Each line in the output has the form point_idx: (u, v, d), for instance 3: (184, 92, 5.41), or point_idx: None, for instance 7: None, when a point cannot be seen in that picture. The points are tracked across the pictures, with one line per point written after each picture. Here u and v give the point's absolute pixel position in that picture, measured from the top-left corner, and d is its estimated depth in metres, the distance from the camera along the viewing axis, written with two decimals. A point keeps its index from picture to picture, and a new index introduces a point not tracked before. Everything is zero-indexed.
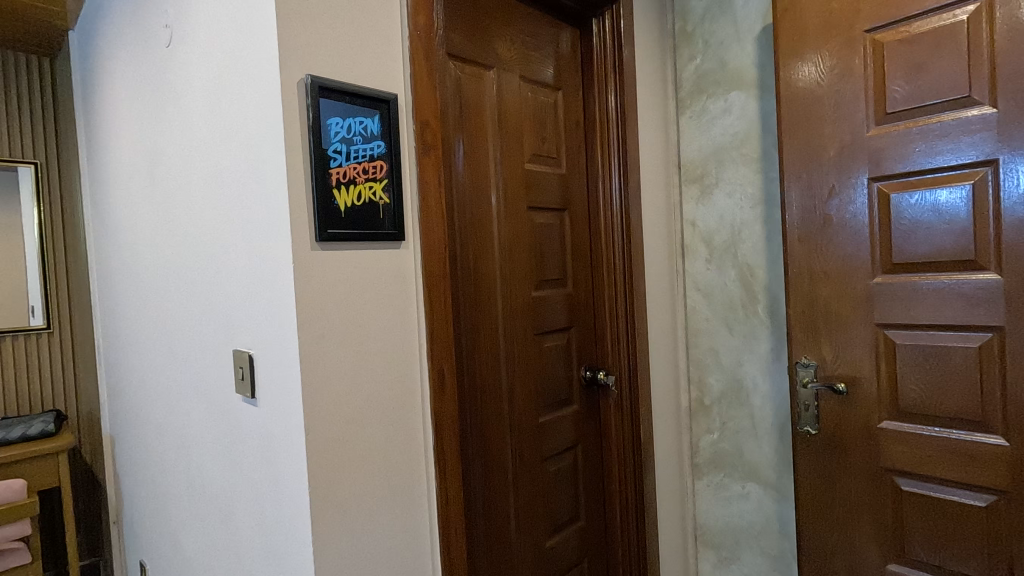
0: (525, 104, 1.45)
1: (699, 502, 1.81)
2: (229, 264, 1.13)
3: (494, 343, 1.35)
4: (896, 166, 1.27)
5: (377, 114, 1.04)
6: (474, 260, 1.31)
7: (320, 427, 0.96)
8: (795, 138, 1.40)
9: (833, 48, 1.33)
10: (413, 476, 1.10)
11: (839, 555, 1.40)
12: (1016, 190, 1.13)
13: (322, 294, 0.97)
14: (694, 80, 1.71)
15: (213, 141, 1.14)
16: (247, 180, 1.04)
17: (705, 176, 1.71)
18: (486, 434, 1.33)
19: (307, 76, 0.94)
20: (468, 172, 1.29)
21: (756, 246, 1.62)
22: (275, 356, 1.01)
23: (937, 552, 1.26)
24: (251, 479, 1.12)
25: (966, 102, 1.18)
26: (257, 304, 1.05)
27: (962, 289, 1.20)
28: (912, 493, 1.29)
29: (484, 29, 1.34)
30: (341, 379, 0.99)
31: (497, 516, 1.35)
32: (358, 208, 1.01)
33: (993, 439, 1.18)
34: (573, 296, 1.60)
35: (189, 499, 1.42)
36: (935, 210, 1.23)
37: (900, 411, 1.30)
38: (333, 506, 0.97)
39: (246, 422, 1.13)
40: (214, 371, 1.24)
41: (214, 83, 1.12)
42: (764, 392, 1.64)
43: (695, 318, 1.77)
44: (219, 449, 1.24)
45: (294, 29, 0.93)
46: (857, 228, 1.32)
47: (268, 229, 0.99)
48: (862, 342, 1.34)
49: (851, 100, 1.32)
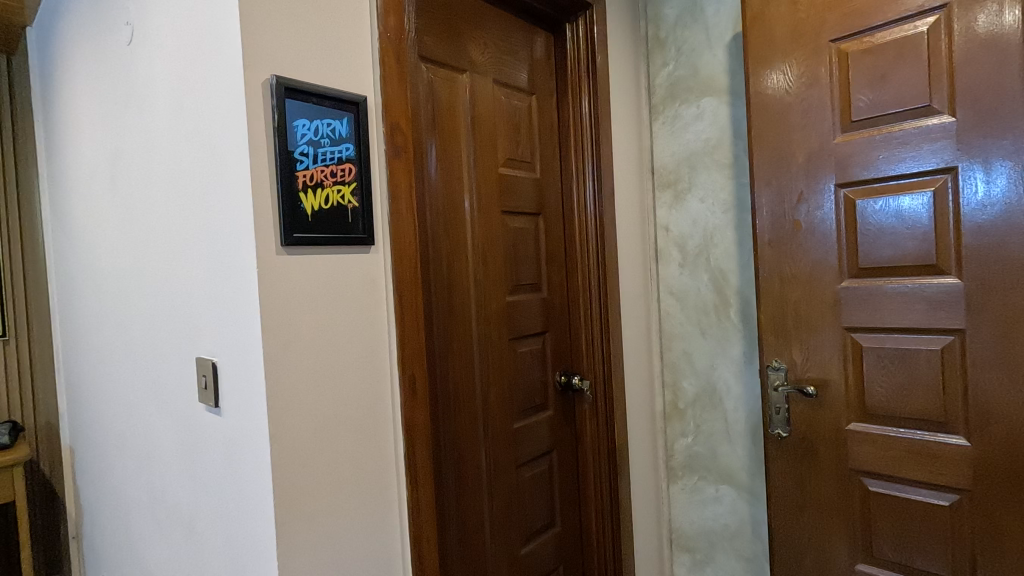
0: (499, 109, 1.45)
1: (674, 505, 1.81)
2: (192, 270, 1.09)
3: (468, 347, 1.34)
4: (862, 173, 1.30)
5: (345, 116, 1.02)
6: (448, 264, 1.29)
7: (287, 436, 0.94)
8: (765, 144, 1.42)
9: (800, 57, 1.36)
10: (385, 485, 1.08)
11: (810, 556, 1.42)
12: (975, 197, 1.17)
13: (288, 300, 0.94)
14: (666, 86, 1.73)
15: (176, 141, 1.11)
16: (211, 182, 1.01)
17: (678, 181, 1.72)
18: (460, 440, 1.32)
19: (273, 76, 0.92)
20: (441, 176, 1.28)
21: (728, 251, 1.64)
22: (239, 364, 0.98)
23: (904, 552, 1.29)
24: (216, 491, 1.08)
25: (926, 111, 1.21)
26: (221, 311, 1.02)
27: (925, 293, 1.23)
28: (879, 493, 1.31)
29: (458, 32, 1.33)
30: (308, 387, 0.96)
31: (471, 523, 1.34)
32: (325, 212, 0.99)
33: (955, 439, 1.21)
34: (549, 301, 1.60)
35: (150, 512, 1.37)
36: (899, 216, 1.26)
37: (867, 413, 1.32)
38: (300, 518, 0.95)
39: (210, 432, 1.09)
40: (176, 378, 1.20)
41: (177, 82, 1.08)
42: (737, 395, 1.65)
43: (669, 323, 1.78)
44: (182, 461, 1.20)
45: (259, 28, 0.91)
46: (825, 233, 1.35)
47: (232, 234, 0.96)
48: (831, 344, 1.36)
49: (818, 107, 1.34)
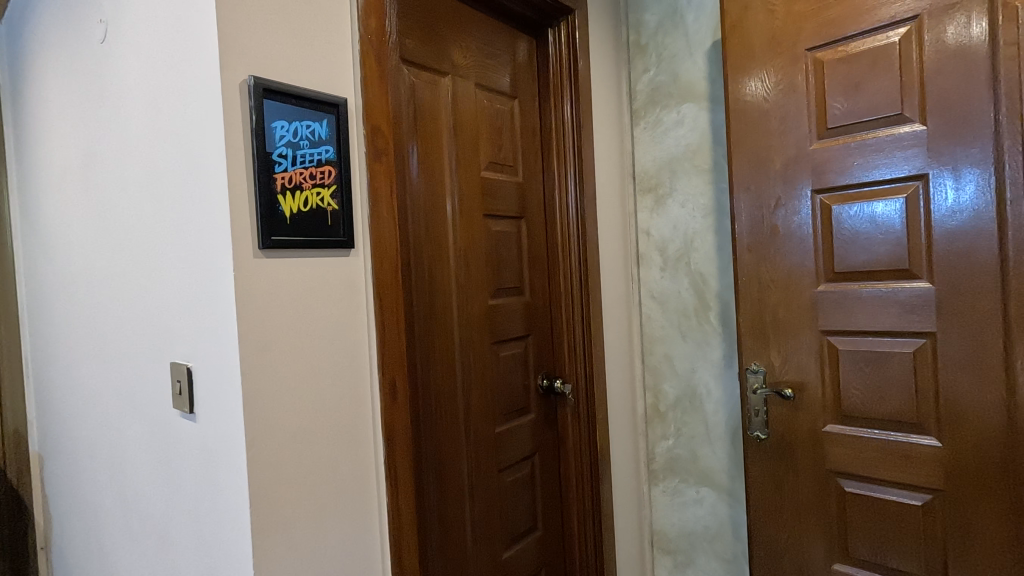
0: (481, 113, 1.44)
1: (656, 508, 1.82)
2: (167, 273, 1.07)
3: (450, 351, 1.34)
4: (837, 179, 1.32)
5: (325, 118, 1.01)
6: (429, 268, 1.29)
7: (264, 443, 0.92)
8: (744, 149, 1.44)
9: (777, 64, 1.38)
10: (364, 491, 1.07)
11: (788, 556, 1.43)
12: (945, 203, 1.20)
13: (265, 305, 0.93)
14: (647, 92, 1.75)
15: (150, 142, 1.08)
16: (186, 183, 0.99)
17: (659, 186, 1.74)
18: (441, 445, 1.31)
19: (251, 77, 0.91)
20: (422, 179, 1.28)
21: (707, 255, 1.66)
22: (214, 369, 0.96)
23: (879, 551, 1.31)
24: (190, 499, 1.06)
25: (899, 119, 1.24)
26: (196, 315, 1.00)
27: (898, 297, 1.26)
28: (855, 493, 1.34)
29: (440, 35, 1.33)
30: (286, 392, 0.95)
31: (453, 528, 1.33)
32: (304, 214, 0.98)
33: (928, 440, 1.24)
34: (531, 304, 1.59)
35: (122, 521, 1.33)
36: (873, 221, 1.28)
37: (843, 415, 1.35)
38: (278, 526, 0.93)
39: (185, 439, 1.07)
40: (149, 384, 1.17)
41: (151, 81, 1.06)
42: (717, 398, 1.67)
43: (651, 326, 1.79)
44: (156, 468, 1.17)
45: (237, 27, 0.90)
46: (801, 238, 1.37)
47: (208, 236, 0.94)
48: (808, 348, 1.38)
49: (795, 114, 1.36)
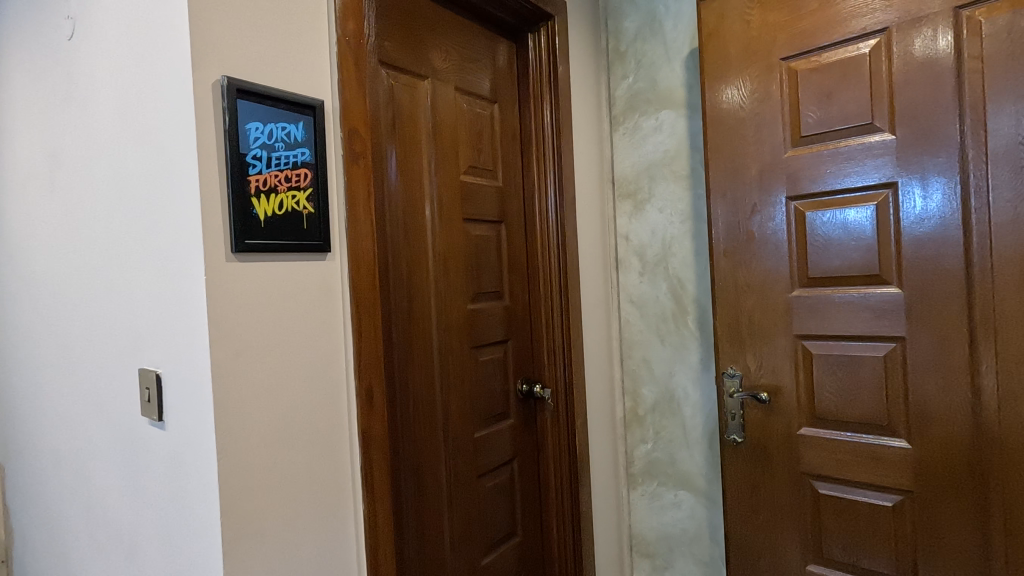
0: (461, 116, 1.44)
1: (635, 511, 1.83)
2: (136, 278, 1.04)
3: (428, 356, 1.32)
4: (811, 186, 1.35)
5: (301, 120, 1.00)
6: (408, 272, 1.28)
7: (236, 451, 0.90)
8: (721, 156, 1.46)
9: (753, 73, 1.41)
10: (340, 499, 1.05)
11: (764, 558, 1.45)
12: (913, 211, 1.23)
13: (238, 310, 0.91)
14: (626, 98, 1.76)
15: (119, 142, 1.05)
16: (156, 185, 0.96)
17: (638, 192, 1.75)
18: (419, 452, 1.29)
19: (224, 77, 0.89)
20: (401, 182, 1.27)
21: (685, 260, 1.67)
22: (184, 376, 0.94)
23: (852, 552, 1.33)
24: (159, 510, 1.03)
25: (869, 128, 1.27)
26: (166, 320, 0.97)
27: (869, 302, 1.28)
28: (828, 495, 1.36)
29: (419, 38, 1.32)
30: (259, 399, 0.93)
31: (431, 535, 1.31)
32: (279, 217, 0.96)
33: (898, 442, 1.27)
34: (510, 309, 1.59)
35: (87, 532, 1.29)
36: (845, 228, 1.31)
37: (817, 418, 1.37)
38: (250, 537, 0.91)
39: (153, 447, 1.04)
40: (117, 391, 1.14)
41: (121, 80, 1.03)
42: (695, 402, 1.68)
43: (630, 330, 1.80)
44: (123, 477, 1.13)
45: (210, 26, 0.88)
46: (776, 244, 1.39)
47: (179, 239, 0.92)
48: (783, 352, 1.40)
49: (770, 122, 1.39)
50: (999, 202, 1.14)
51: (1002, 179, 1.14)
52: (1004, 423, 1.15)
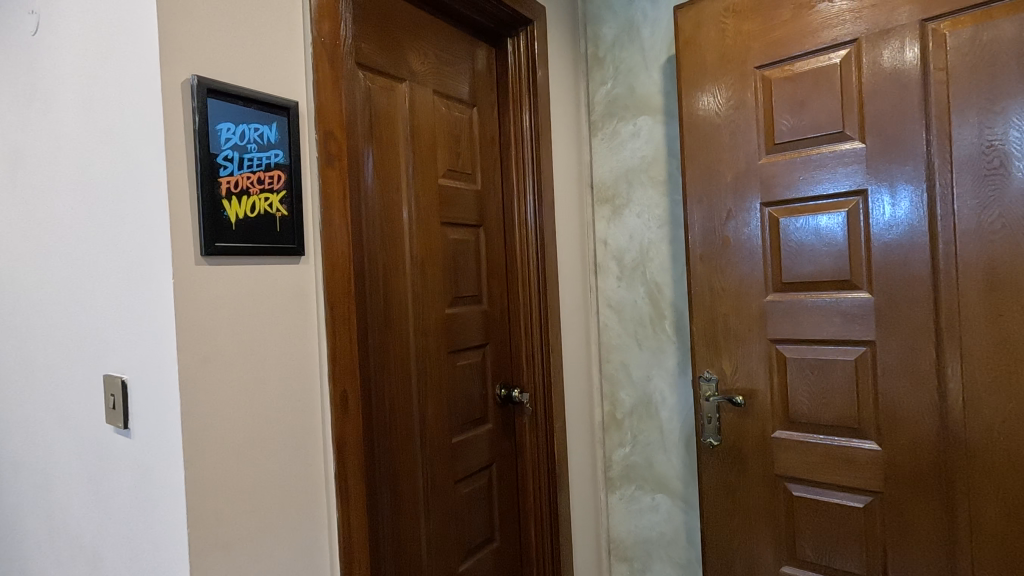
0: (439, 119, 1.43)
1: (613, 515, 1.83)
2: (101, 280, 1.01)
3: (405, 361, 1.31)
4: (785, 193, 1.37)
5: (275, 122, 0.98)
6: (384, 276, 1.27)
7: (205, 460, 0.88)
8: (697, 162, 1.48)
9: (728, 81, 1.43)
10: (313, 507, 1.03)
11: (739, 559, 1.47)
12: (883, 218, 1.26)
13: (207, 315, 0.88)
14: (605, 104, 1.78)
15: (84, 141, 1.02)
16: (123, 186, 0.94)
17: (616, 197, 1.76)
18: (396, 458, 1.28)
19: (194, 76, 0.87)
20: (378, 185, 1.26)
21: (662, 264, 1.68)
22: (151, 382, 0.91)
23: (825, 553, 1.35)
24: (124, 520, 1.00)
25: (840, 137, 1.30)
26: (132, 325, 0.94)
27: (841, 307, 1.31)
28: (802, 497, 1.38)
29: (396, 40, 1.31)
30: (229, 407, 0.91)
31: (407, 543, 1.30)
32: (251, 220, 0.94)
33: (868, 444, 1.29)
34: (489, 313, 1.58)
35: (49, 544, 1.24)
36: (818, 234, 1.33)
37: (790, 421, 1.39)
38: (219, 547, 0.89)
39: (118, 456, 1.00)
40: (80, 398, 1.10)
41: (86, 77, 1.00)
42: (672, 405, 1.69)
43: (608, 334, 1.81)
44: (86, 487, 1.09)
45: (180, 24, 0.86)
46: (751, 250, 1.41)
47: (146, 241, 0.89)
48: (757, 355, 1.42)
49: (745, 130, 1.41)
50: (963, 209, 1.17)
51: (966, 187, 1.17)
52: (969, 425, 1.18)
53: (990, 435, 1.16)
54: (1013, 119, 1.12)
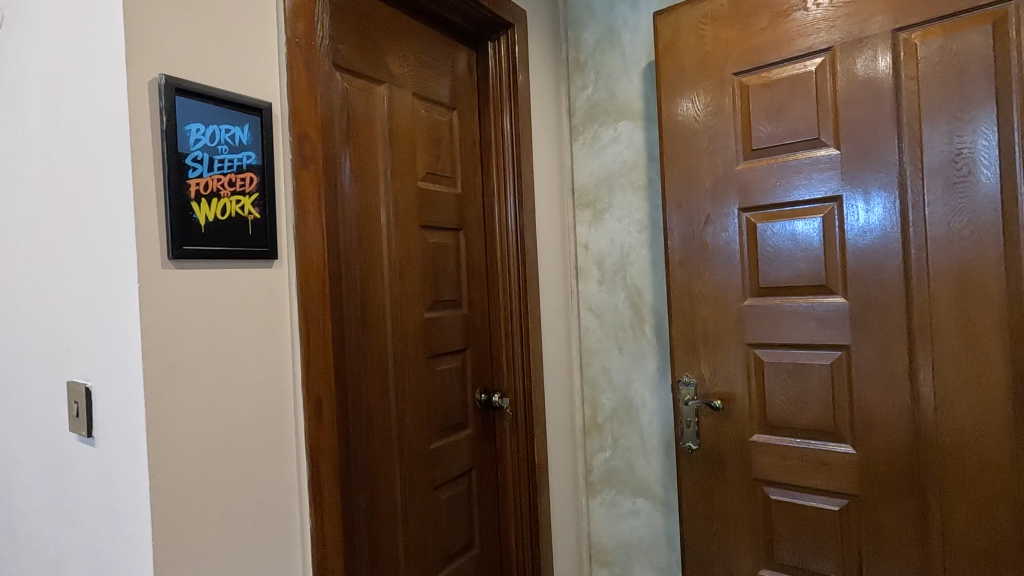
0: (419, 123, 1.42)
1: (594, 519, 1.83)
2: (65, 284, 0.98)
3: (383, 366, 1.29)
4: (762, 198, 1.38)
5: (247, 123, 0.97)
6: (362, 280, 1.25)
7: (171, 468, 0.85)
8: (676, 167, 1.49)
9: (707, 87, 1.44)
10: (285, 516, 1.01)
11: (718, 563, 1.47)
12: (857, 224, 1.27)
13: (174, 320, 0.86)
14: (586, 108, 1.78)
15: (49, 140, 0.99)
16: (88, 187, 0.91)
17: (597, 201, 1.77)
18: (373, 464, 1.26)
19: (162, 76, 0.85)
20: (356, 188, 1.24)
21: (643, 269, 1.69)
22: (115, 389, 0.88)
23: (802, 555, 1.36)
24: (88, 532, 0.97)
25: (816, 143, 1.31)
26: (96, 330, 0.91)
27: (817, 311, 1.32)
28: (779, 500, 1.38)
29: (375, 42, 1.30)
30: (197, 414, 0.88)
31: (384, 550, 1.28)
32: (221, 224, 0.92)
33: (843, 448, 1.31)
34: (469, 317, 1.57)
35: (11, 556, 1.19)
36: (794, 239, 1.34)
37: (768, 425, 1.40)
38: (186, 558, 0.87)
39: (82, 465, 0.97)
40: (44, 406, 1.06)
41: (51, 75, 0.97)
42: (652, 409, 1.69)
43: (589, 338, 1.81)
44: (50, 498, 1.06)
45: (148, 22, 0.84)
46: (729, 254, 1.42)
47: (111, 245, 0.87)
48: (736, 360, 1.42)
49: (723, 136, 1.42)
50: (934, 216, 1.19)
51: (937, 194, 1.19)
52: (940, 428, 1.20)
53: (960, 437, 1.18)
54: (981, 128, 1.14)
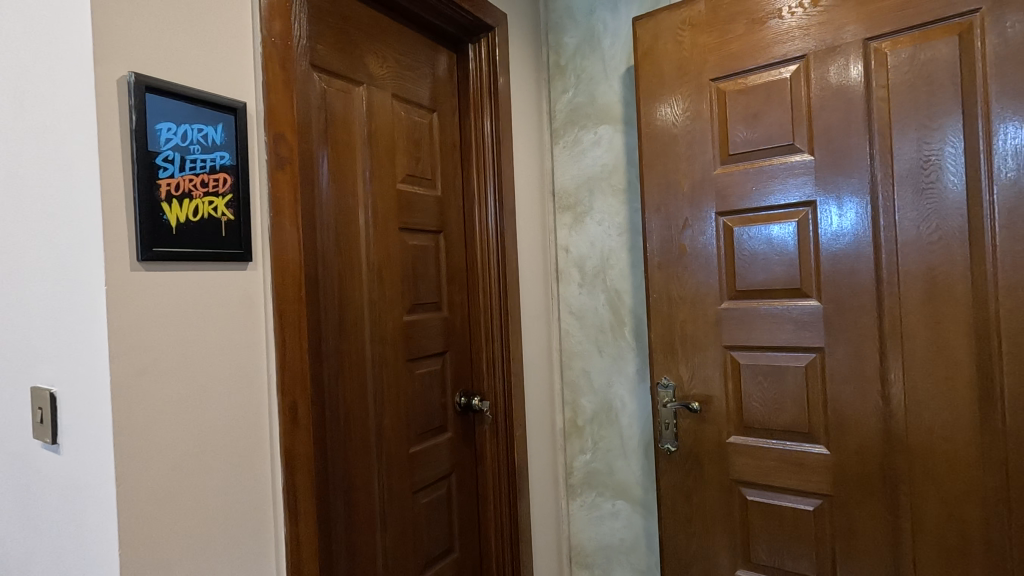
0: (398, 124, 1.41)
1: (574, 522, 1.83)
2: (29, 286, 0.95)
3: (361, 369, 1.28)
4: (739, 202, 1.40)
5: (221, 122, 0.95)
6: (340, 283, 1.24)
7: (139, 476, 0.83)
8: (655, 171, 1.50)
9: (685, 93, 1.46)
10: (258, 523, 0.99)
11: (696, 564, 1.48)
12: (830, 228, 1.30)
13: (144, 324, 0.84)
14: (567, 111, 1.79)
15: (13, 138, 0.96)
16: (53, 187, 0.88)
17: (578, 204, 1.77)
18: (351, 469, 1.24)
19: (131, 74, 0.83)
20: (334, 190, 1.23)
21: (622, 272, 1.70)
22: (81, 395, 0.86)
23: (777, 555, 1.38)
24: (53, 542, 0.94)
25: (790, 149, 1.34)
26: (62, 334, 0.89)
27: (792, 314, 1.34)
28: (756, 501, 1.40)
29: (353, 42, 1.29)
30: (167, 420, 0.86)
31: (361, 556, 1.26)
32: (193, 225, 0.90)
33: (818, 448, 1.33)
34: (449, 320, 1.56)
35: None
36: (770, 243, 1.36)
37: (745, 426, 1.41)
38: (154, 568, 0.84)
39: (47, 473, 0.94)
40: (7, 412, 1.03)
41: (16, 71, 0.94)
42: (631, 412, 1.70)
43: (569, 341, 1.81)
44: (13, 507, 1.02)
45: (117, 19, 0.82)
46: (706, 258, 1.44)
47: (78, 246, 0.84)
48: (713, 362, 1.44)
49: (700, 140, 1.44)
50: (904, 221, 1.22)
51: (907, 200, 1.22)
52: (911, 428, 1.23)
53: (930, 437, 1.21)
54: (949, 136, 1.17)
